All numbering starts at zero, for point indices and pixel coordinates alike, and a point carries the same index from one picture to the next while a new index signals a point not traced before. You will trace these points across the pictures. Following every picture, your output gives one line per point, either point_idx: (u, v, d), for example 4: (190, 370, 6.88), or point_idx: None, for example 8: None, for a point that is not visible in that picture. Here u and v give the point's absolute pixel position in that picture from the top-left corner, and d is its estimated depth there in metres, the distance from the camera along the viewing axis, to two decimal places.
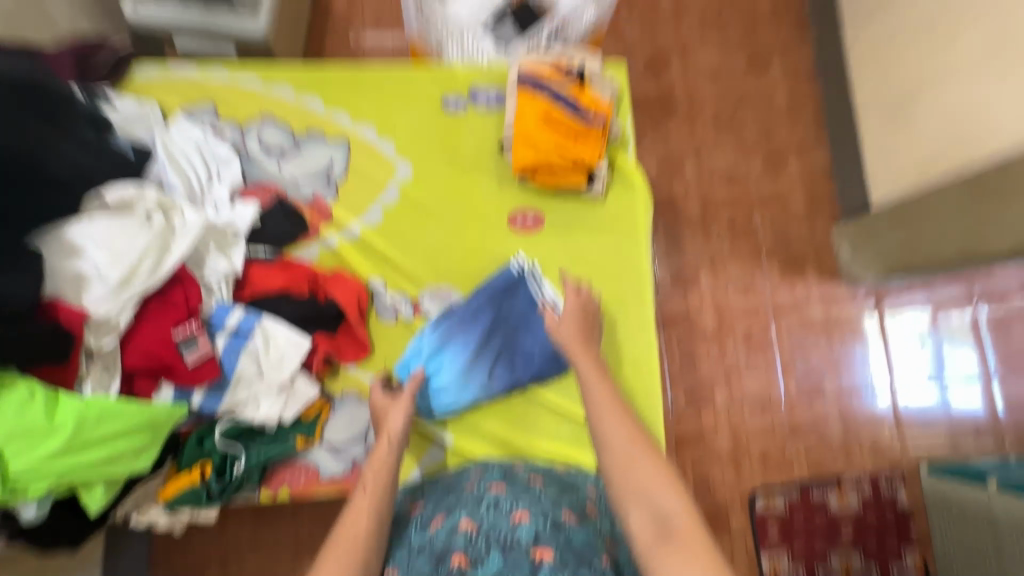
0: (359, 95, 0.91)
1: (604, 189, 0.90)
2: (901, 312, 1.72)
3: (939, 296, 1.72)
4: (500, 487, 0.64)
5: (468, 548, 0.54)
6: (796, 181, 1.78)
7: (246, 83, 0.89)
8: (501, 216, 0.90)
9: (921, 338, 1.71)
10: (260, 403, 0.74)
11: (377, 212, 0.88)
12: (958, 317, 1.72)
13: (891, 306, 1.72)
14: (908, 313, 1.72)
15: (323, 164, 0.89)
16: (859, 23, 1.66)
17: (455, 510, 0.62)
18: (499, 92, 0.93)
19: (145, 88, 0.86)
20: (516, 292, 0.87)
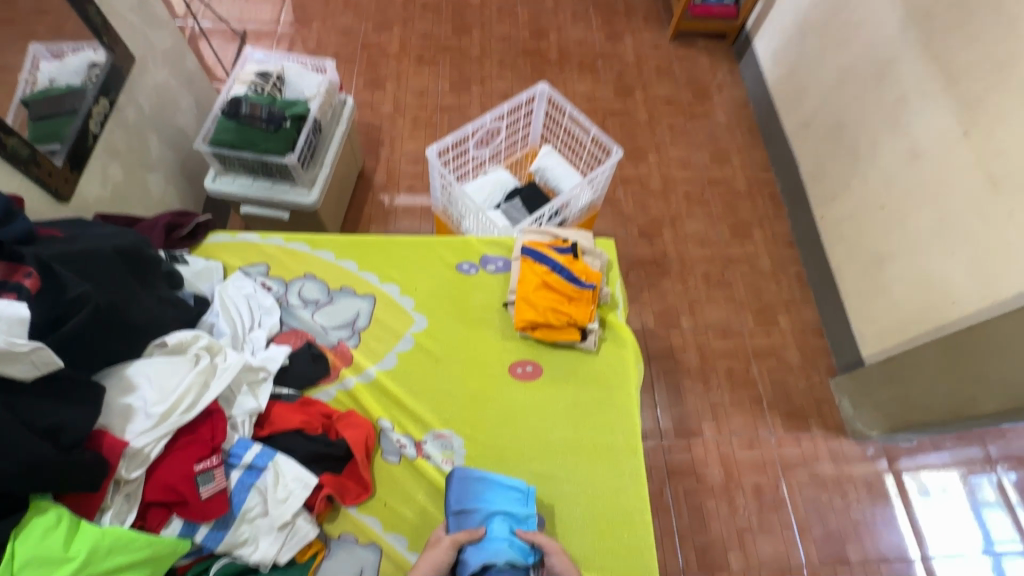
0: (389, 259, 1.08)
1: (596, 344, 1.01)
2: (923, 474, 1.66)
3: (956, 454, 1.68)
4: None
5: None
6: (788, 336, 1.89)
7: (297, 248, 1.08)
8: (503, 365, 0.99)
9: (946, 501, 1.62)
10: (259, 542, 0.76)
11: (393, 358, 0.98)
12: (982, 480, 1.65)
13: (907, 467, 1.67)
14: (930, 475, 1.66)
15: (351, 315, 1.02)
16: (824, 202, 1.91)
17: None
18: (506, 259, 1.10)
19: (215, 249, 1.05)
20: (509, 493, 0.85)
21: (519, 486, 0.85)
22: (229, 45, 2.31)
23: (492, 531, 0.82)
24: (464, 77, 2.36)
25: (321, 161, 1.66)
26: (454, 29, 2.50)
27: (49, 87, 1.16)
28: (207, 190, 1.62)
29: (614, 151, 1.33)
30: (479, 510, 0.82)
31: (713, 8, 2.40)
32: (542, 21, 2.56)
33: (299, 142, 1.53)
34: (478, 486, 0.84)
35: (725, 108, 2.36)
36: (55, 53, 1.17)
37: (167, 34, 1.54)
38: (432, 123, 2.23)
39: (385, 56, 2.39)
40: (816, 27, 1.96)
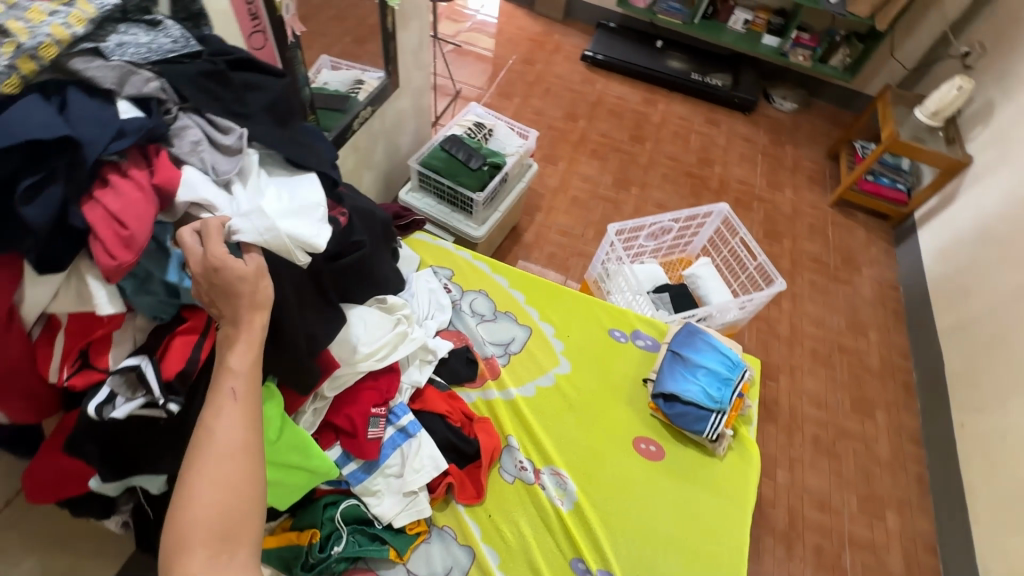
0: (552, 303, 1.19)
1: (723, 450, 1.02)
2: None
3: None
4: None
5: None
6: (894, 537, 1.71)
7: (480, 266, 1.23)
8: (629, 434, 1.03)
9: None
10: (385, 497, 0.84)
11: (532, 388, 1.06)
12: None
13: None
14: None
15: (507, 338, 1.12)
16: (968, 411, 1.78)
17: None
18: (656, 340, 1.16)
19: (418, 244, 1.23)
20: (696, 365, 1.03)
21: (707, 366, 1.03)
22: (444, 96, 2.75)
23: (692, 390, 1.00)
24: (626, 178, 2.58)
25: (496, 206, 1.88)
26: (631, 137, 2.77)
27: (323, 87, 1.45)
28: (398, 199, 1.89)
29: (776, 283, 1.39)
30: (680, 377, 1.01)
31: (884, 189, 2.46)
32: (710, 153, 2.77)
33: (489, 185, 1.75)
34: (673, 365, 1.04)
35: (872, 283, 2.34)
36: (335, 66, 1.48)
37: (421, 75, 1.89)
38: (587, 206, 2.44)
39: (564, 141, 2.69)
40: (996, 237, 1.94)
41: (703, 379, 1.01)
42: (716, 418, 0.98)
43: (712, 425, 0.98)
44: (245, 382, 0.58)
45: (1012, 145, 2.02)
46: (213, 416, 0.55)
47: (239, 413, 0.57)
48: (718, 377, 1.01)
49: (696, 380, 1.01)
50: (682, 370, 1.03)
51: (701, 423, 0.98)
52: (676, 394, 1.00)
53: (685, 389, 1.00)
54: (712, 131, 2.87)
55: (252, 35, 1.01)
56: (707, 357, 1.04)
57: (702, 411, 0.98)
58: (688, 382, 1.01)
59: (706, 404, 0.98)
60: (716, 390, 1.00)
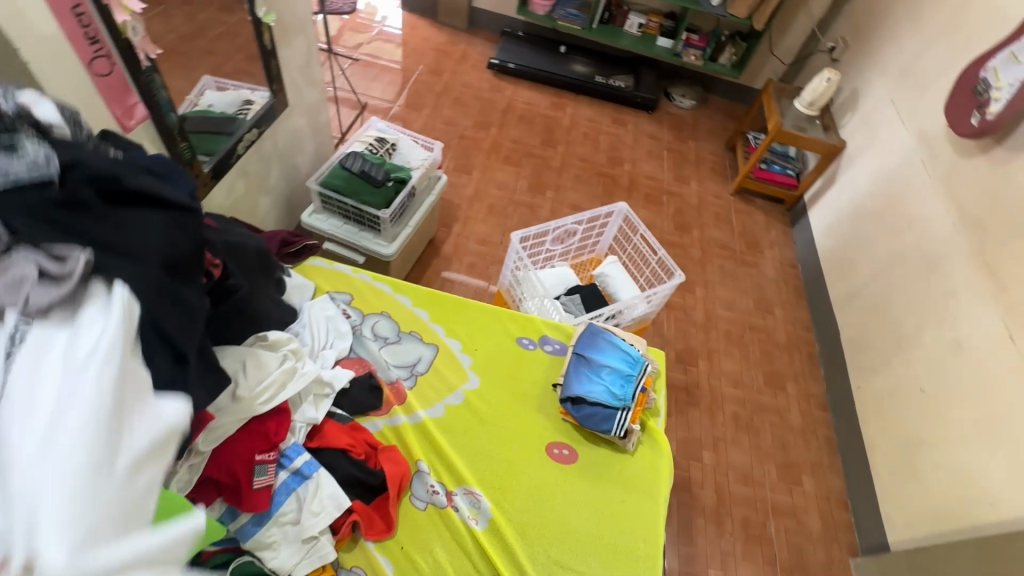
0: (458, 317, 1.17)
1: (634, 445, 1.04)
2: None
3: None
4: None
5: None
6: (811, 500, 1.83)
7: (380, 287, 1.19)
8: (542, 442, 1.03)
9: None
10: (281, 548, 0.78)
11: (441, 408, 1.03)
12: None
13: None
14: None
15: (412, 358, 1.09)
16: (862, 373, 1.94)
17: None
18: (563, 343, 1.17)
19: (311, 270, 1.17)
20: (601, 364, 1.05)
21: (609, 365, 1.04)
22: (349, 111, 2.67)
23: (598, 391, 1.01)
24: (541, 182, 2.62)
25: (406, 221, 1.84)
26: (542, 141, 2.81)
27: (207, 109, 1.35)
28: (302, 221, 1.80)
29: (677, 275, 1.44)
30: (585, 379, 1.03)
31: (776, 175, 2.65)
32: (619, 151, 2.87)
33: (395, 201, 1.71)
34: (579, 368, 1.05)
35: (774, 263, 2.51)
36: (220, 86, 1.39)
37: (315, 92, 1.81)
38: (504, 213, 2.45)
39: (477, 149, 2.69)
40: (870, 213, 2.14)
41: (607, 379, 1.02)
42: (622, 416, 1.00)
43: (619, 422, 1.00)
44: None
45: (875, 129, 2.24)
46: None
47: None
48: (620, 375, 1.03)
49: (601, 380, 1.02)
50: (588, 372, 1.04)
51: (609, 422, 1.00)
52: (582, 396, 1.01)
53: (590, 390, 1.01)
54: (619, 131, 2.98)
55: (93, 60, 0.91)
56: (609, 356, 1.06)
57: (608, 410, 1.00)
58: (593, 382, 1.03)
59: (612, 403, 1.00)
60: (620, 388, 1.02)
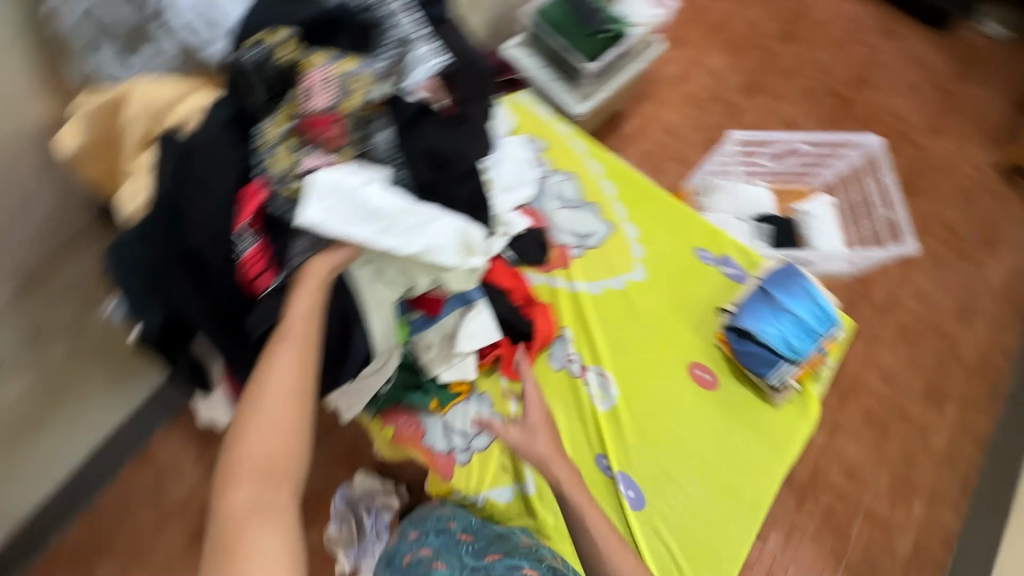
0: (643, 204, 1.09)
1: (782, 399, 0.96)
2: None
3: None
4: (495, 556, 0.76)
5: None
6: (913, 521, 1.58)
7: (575, 146, 1.12)
8: (687, 358, 0.99)
9: None
10: (433, 353, 0.85)
11: (600, 287, 1.01)
12: None
13: None
14: None
15: (586, 229, 1.05)
16: None
17: None
18: (745, 272, 1.05)
19: (516, 108, 1.13)
20: (783, 308, 0.93)
21: (792, 314, 0.93)
22: None
23: (771, 335, 0.92)
24: (756, 82, 2.19)
25: (605, 83, 1.66)
26: (782, 33, 2.29)
27: None
28: (503, 49, 1.71)
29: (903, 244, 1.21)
30: (760, 318, 0.93)
31: None
32: (870, 71, 2.25)
33: (603, 57, 1.53)
34: (757, 304, 0.95)
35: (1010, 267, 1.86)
36: None
37: None
38: (702, 105, 2.11)
39: (700, 21, 2.27)
40: None
41: (785, 326, 0.92)
42: (786, 369, 0.91)
43: (780, 373, 0.92)
44: (301, 338, 0.62)
45: None
46: (271, 360, 0.61)
47: (292, 358, 0.61)
48: (802, 328, 0.92)
49: (780, 326, 0.92)
50: (766, 311, 0.94)
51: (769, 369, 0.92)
52: (750, 333, 0.93)
53: (762, 331, 0.92)
54: (883, 41, 2.28)
55: None
56: (797, 303, 0.93)
57: (774, 358, 0.91)
58: (769, 325, 0.93)
59: (782, 352, 0.91)
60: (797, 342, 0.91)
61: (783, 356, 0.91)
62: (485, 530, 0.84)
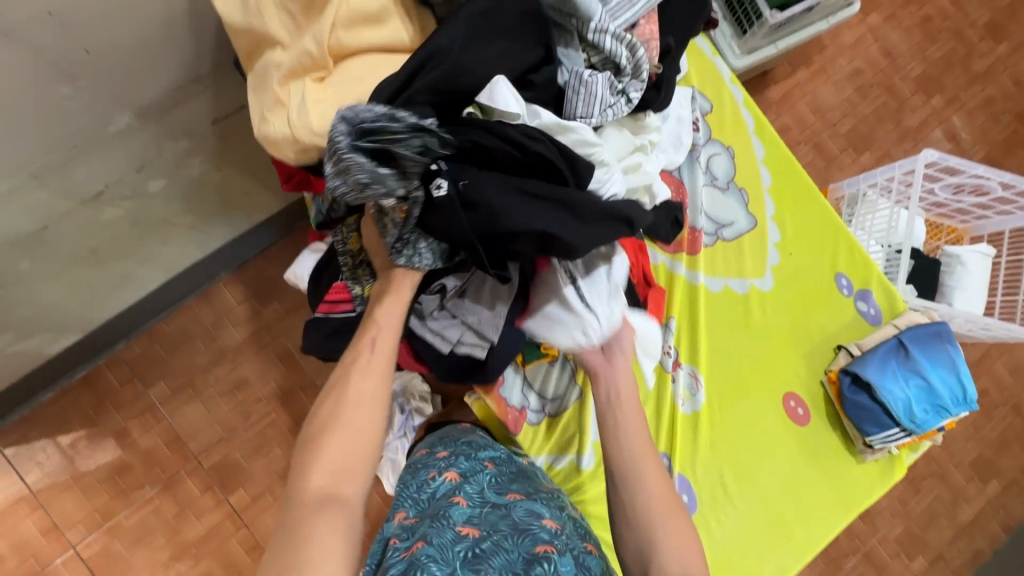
0: (795, 206, 0.96)
1: (870, 456, 0.90)
2: None
3: None
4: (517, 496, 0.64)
5: (482, 528, 0.55)
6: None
7: (743, 118, 0.97)
8: (786, 384, 0.92)
9: None
10: None
11: (720, 285, 0.92)
12: None
13: None
14: None
15: (726, 218, 0.94)
16: None
17: (433, 534, 0.55)
18: (879, 314, 0.95)
19: (692, 51, 0.96)
20: (918, 371, 0.84)
21: (926, 380, 0.83)
22: None
23: (894, 395, 0.83)
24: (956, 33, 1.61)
25: (780, 39, 1.28)
26: None
27: None
28: None
29: None
30: (887, 373, 0.84)
31: None
32: None
33: (794, 10, 1.15)
34: (889, 358, 0.85)
35: None
36: None
37: None
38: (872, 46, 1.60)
39: None
40: None
41: (912, 390, 0.83)
42: (894, 433, 0.84)
43: (886, 434, 0.85)
44: (386, 335, 0.61)
45: None
46: (347, 379, 0.58)
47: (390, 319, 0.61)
48: (930, 397, 0.83)
49: (908, 388, 0.83)
50: (898, 368, 0.84)
51: (873, 426, 0.85)
52: (871, 385, 0.84)
53: (886, 388, 0.83)
54: None
55: None
56: (935, 371, 0.84)
57: (885, 418, 0.84)
58: (896, 383, 0.84)
59: (899, 415, 0.83)
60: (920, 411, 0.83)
61: (897, 419, 0.83)
62: (511, 462, 0.77)
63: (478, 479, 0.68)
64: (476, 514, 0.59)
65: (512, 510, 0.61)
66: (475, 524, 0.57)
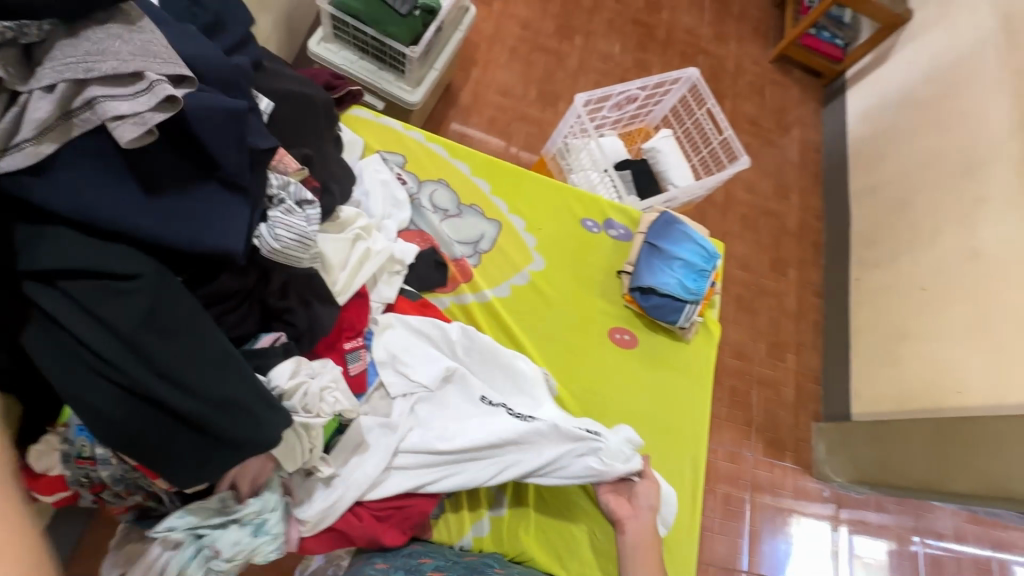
0: (519, 191, 1.08)
1: (691, 333, 1.06)
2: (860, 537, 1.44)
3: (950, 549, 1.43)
4: None
5: None
6: (793, 375, 1.63)
7: (435, 150, 1.06)
8: (605, 326, 1.03)
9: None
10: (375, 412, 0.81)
11: (507, 289, 1.00)
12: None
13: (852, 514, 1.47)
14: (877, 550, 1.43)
15: (475, 234, 1.03)
16: (864, 266, 1.63)
17: None
18: (627, 229, 1.11)
19: (357, 123, 1.03)
20: (672, 257, 1.02)
21: (681, 261, 1.01)
22: None
23: (671, 285, 1.00)
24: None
25: (434, 61, 1.44)
26: None
27: None
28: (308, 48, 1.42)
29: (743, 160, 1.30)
30: (656, 274, 1.01)
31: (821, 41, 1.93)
32: None
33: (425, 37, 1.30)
34: (650, 262, 1.02)
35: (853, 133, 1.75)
36: None
37: None
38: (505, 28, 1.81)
39: None
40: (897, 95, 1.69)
41: (678, 273, 1.00)
42: (690, 310, 1.01)
43: (686, 314, 1.01)
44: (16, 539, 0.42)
45: None
46: None
47: None
48: (692, 269, 1.01)
49: (675, 274, 1.00)
50: (661, 264, 1.01)
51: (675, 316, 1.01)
52: (654, 288, 1.00)
53: (663, 283, 1.00)
54: None
55: None
56: (682, 246, 1.02)
57: (678, 304, 1.00)
58: (666, 275, 1.01)
59: (682, 295, 1.00)
60: (693, 285, 1.01)
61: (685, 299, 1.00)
62: (457, 561, 0.80)
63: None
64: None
65: None
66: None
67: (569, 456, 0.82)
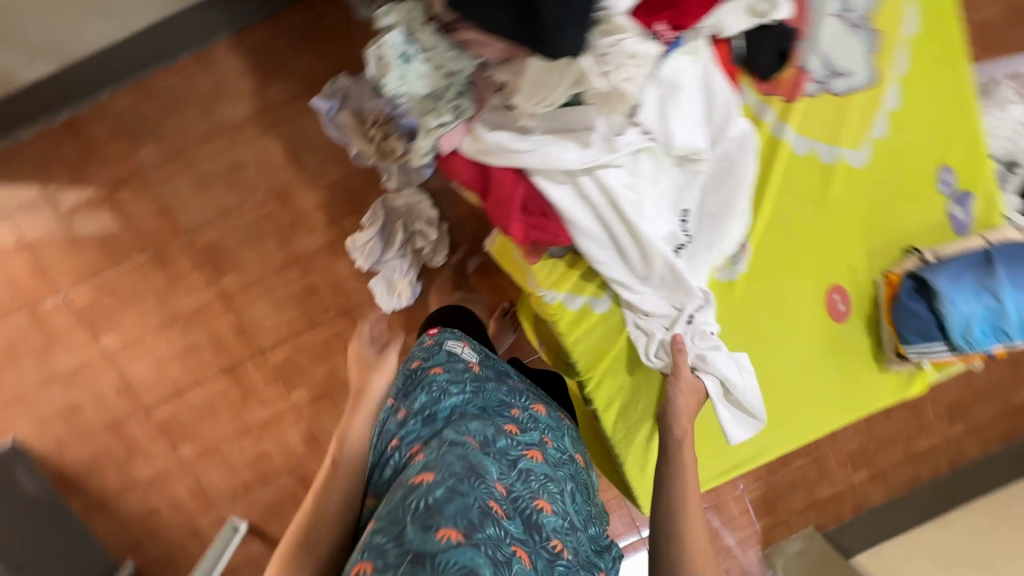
0: (930, 95, 1.06)
1: (912, 359, 1.03)
2: None
3: None
4: (531, 454, 0.78)
5: (501, 503, 0.64)
6: (845, 473, 1.69)
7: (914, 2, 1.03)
8: (840, 273, 1.07)
9: None
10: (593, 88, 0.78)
11: (807, 149, 1.04)
12: None
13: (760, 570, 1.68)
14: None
15: (839, 72, 1.02)
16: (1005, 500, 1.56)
17: (440, 469, 0.65)
18: (969, 221, 1.09)
19: None
20: (988, 300, 0.93)
21: (993, 304, 0.93)
22: None
23: (960, 308, 0.94)
24: None
25: None
26: None
27: None
28: None
29: None
30: (956, 288, 0.94)
31: None
32: None
33: None
34: (963, 280, 0.94)
35: None
36: None
37: None
38: None
39: None
40: None
41: (977, 309, 0.93)
42: (939, 345, 0.98)
43: (933, 343, 0.98)
44: None
45: None
46: None
47: None
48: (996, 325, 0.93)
49: (975, 311, 0.93)
50: (972, 291, 0.94)
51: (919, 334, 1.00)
52: (948, 303, 0.93)
53: (960, 308, 0.93)
54: None
55: None
56: (1004, 308, 0.92)
57: (938, 329, 0.97)
58: (968, 299, 0.94)
59: (957, 329, 0.94)
60: (973, 335, 0.94)
61: (951, 335, 0.95)
62: (491, 397, 0.86)
63: (462, 380, 0.87)
64: (453, 456, 0.67)
65: (531, 471, 0.74)
66: (432, 471, 0.65)
67: (655, 317, 1.00)
